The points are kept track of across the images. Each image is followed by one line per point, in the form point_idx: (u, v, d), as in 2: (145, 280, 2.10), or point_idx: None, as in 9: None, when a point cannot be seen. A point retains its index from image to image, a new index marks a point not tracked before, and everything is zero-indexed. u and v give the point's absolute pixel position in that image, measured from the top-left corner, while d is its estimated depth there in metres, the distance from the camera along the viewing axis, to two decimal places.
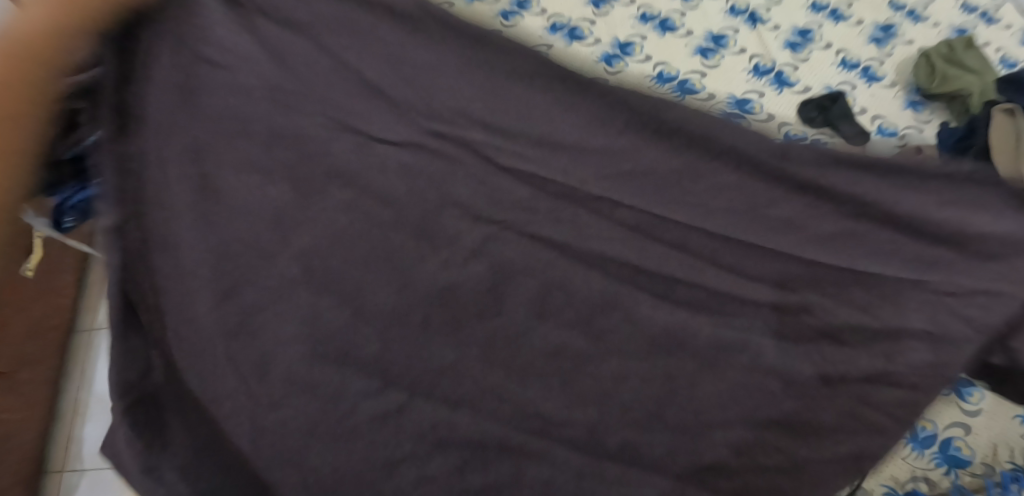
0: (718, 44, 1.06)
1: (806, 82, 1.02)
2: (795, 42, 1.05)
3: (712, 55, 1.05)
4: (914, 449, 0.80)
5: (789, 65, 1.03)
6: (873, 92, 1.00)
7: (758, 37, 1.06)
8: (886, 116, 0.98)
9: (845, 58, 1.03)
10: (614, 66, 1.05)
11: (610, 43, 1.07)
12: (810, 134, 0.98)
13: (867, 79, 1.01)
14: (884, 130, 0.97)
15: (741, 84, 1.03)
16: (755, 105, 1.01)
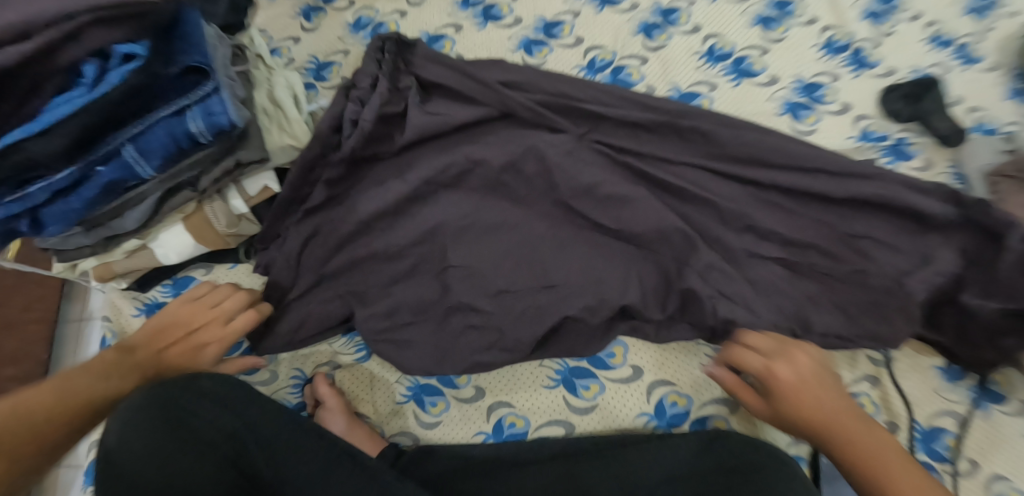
0: (783, 11, 0.87)
1: (889, 62, 0.84)
2: (876, 11, 0.87)
3: (775, 26, 0.87)
4: None
5: (870, 41, 0.85)
6: (972, 77, 0.83)
7: (831, 4, 0.87)
8: (986, 108, 0.81)
9: (937, 33, 0.85)
10: (655, 38, 0.86)
11: (650, 8, 0.88)
12: (892, 131, 0.81)
13: (963, 60, 0.83)
14: (982, 126, 0.80)
15: (811, 64, 0.85)
16: (826, 92, 0.83)
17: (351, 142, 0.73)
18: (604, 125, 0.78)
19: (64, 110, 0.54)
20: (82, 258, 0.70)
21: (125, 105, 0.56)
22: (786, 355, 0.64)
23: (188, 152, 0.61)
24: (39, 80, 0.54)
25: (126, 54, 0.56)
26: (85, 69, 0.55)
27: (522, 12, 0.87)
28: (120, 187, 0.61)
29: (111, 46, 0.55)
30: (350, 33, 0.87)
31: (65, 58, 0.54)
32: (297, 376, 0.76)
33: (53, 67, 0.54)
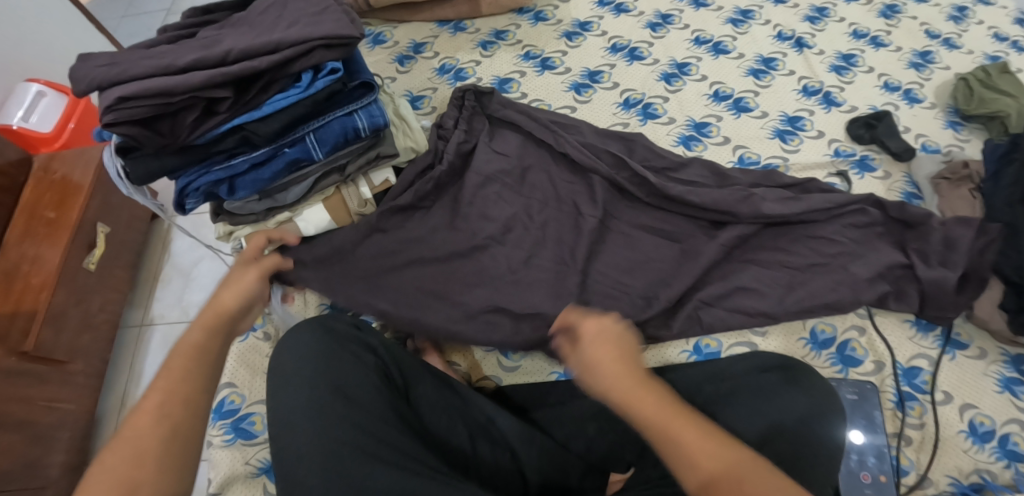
0: (768, 66, 1.14)
1: (852, 102, 1.10)
2: (839, 66, 1.14)
3: (764, 76, 1.13)
4: (974, 442, 0.84)
5: (836, 87, 1.11)
6: (915, 112, 1.09)
7: (805, 61, 1.15)
8: (928, 135, 1.07)
9: (887, 82, 1.12)
10: (673, 84, 1.12)
11: (668, 63, 1.14)
12: (858, 150, 1.06)
13: (909, 101, 1.10)
14: (927, 147, 1.05)
15: (792, 103, 1.10)
16: (806, 122, 1.08)
17: (442, 168, 0.95)
18: (629, 173, 0.97)
19: (282, 104, 0.74)
20: (242, 226, 0.86)
21: (322, 103, 0.77)
22: (601, 329, 0.62)
23: (350, 143, 0.82)
24: (271, 80, 0.73)
25: (331, 69, 0.76)
26: (302, 76, 0.74)
27: (570, 64, 1.14)
28: (297, 166, 0.80)
29: (324, 62, 0.75)
30: (437, 75, 1.12)
31: (294, 68, 0.72)
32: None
33: (285, 73, 0.72)
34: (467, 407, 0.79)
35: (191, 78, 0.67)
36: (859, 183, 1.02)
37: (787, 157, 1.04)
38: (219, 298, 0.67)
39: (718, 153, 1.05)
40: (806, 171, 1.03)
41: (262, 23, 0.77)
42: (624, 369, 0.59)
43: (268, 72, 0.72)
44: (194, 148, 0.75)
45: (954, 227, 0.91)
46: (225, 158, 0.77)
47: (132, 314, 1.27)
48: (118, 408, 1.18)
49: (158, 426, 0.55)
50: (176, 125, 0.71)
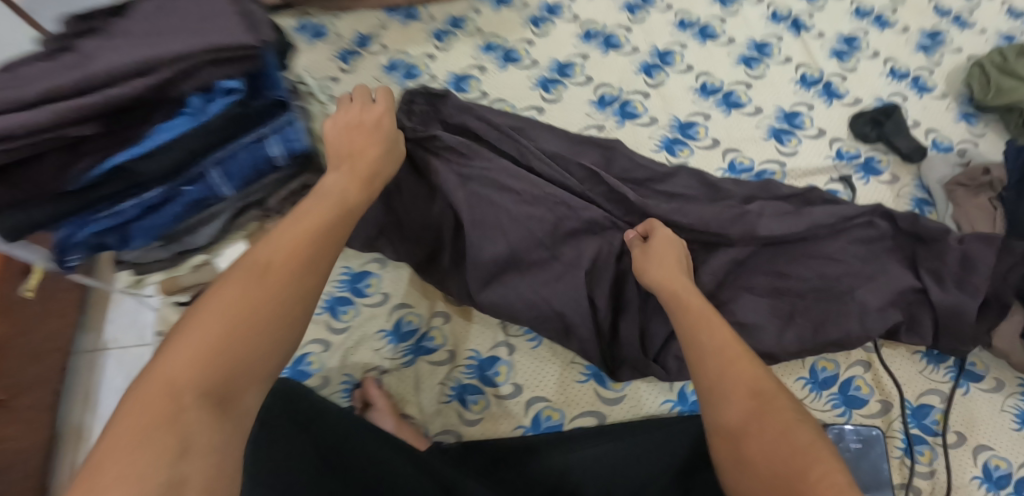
0: (762, 52, 1.01)
1: (856, 93, 0.97)
2: (841, 51, 1.01)
3: (756, 65, 1.00)
4: (990, 489, 0.75)
5: (837, 76, 0.99)
6: (925, 104, 0.96)
7: (802, 46, 1.02)
8: (939, 129, 0.95)
9: (894, 68, 0.99)
10: (655, 77, 0.98)
11: (648, 52, 1.01)
12: (863, 151, 0.94)
13: (918, 90, 0.98)
14: (938, 144, 0.93)
15: (790, 96, 0.97)
16: (805, 119, 0.96)
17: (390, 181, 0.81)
18: (605, 188, 0.83)
19: (169, 138, 0.60)
20: (152, 273, 0.75)
21: (222, 131, 0.64)
22: (659, 230, 0.77)
23: (264, 175, 0.71)
24: (151, 108, 0.60)
25: (227, 89, 0.62)
26: (190, 100, 0.61)
27: (537, 56, 1.00)
28: (204, 204, 0.69)
29: (216, 82, 0.61)
30: (385, 73, 0.97)
31: (176, 93, 0.59)
32: (344, 272, 0.85)
33: (166, 99, 0.59)
34: (430, 464, 0.70)
35: (40, 114, 0.53)
36: (864, 191, 0.90)
37: (784, 162, 0.92)
38: (345, 171, 0.65)
39: (706, 158, 0.92)
40: (805, 178, 0.91)
41: (144, 35, 0.62)
42: (674, 268, 0.72)
43: (144, 100, 0.58)
44: (70, 194, 0.60)
45: (974, 245, 0.79)
46: (109, 204, 0.63)
47: (82, 339, 1.08)
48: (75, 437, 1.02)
49: (246, 327, 0.47)
50: (37, 174, 0.57)
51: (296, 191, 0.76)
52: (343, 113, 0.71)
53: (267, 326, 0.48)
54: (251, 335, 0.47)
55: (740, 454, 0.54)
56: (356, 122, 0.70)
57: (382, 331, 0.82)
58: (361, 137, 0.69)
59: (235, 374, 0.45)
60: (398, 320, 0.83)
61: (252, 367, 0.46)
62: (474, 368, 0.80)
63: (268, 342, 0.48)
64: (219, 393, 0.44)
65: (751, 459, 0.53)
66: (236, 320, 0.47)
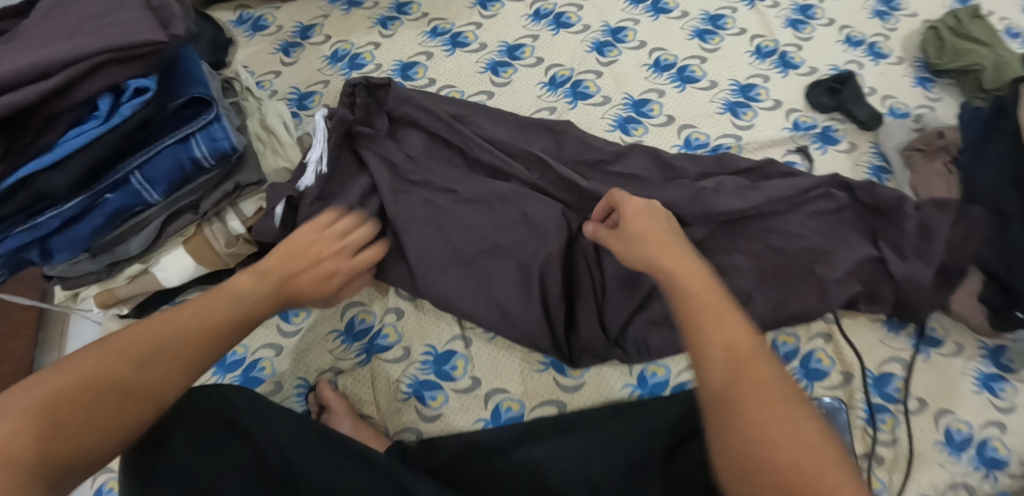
0: (716, 25, 0.99)
1: (812, 62, 0.96)
2: (795, 20, 1.00)
3: (711, 37, 0.98)
4: (951, 453, 0.75)
5: (792, 45, 0.97)
6: (881, 70, 0.95)
7: (757, 16, 1.00)
8: (896, 96, 0.94)
9: (850, 35, 0.98)
10: (607, 54, 0.96)
11: (600, 29, 0.98)
12: (819, 121, 0.92)
13: (874, 57, 0.97)
14: (895, 111, 0.92)
15: (745, 68, 0.96)
16: (760, 91, 0.94)
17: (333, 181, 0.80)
18: (555, 175, 0.83)
19: (77, 144, 0.59)
20: (84, 287, 0.75)
21: (136, 134, 0.62)
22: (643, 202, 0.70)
23: (191, 177, 0.69)
24: (52, 115, 0.58)
25: (137, 89, 0.61)
26: (98, 103, 0.60)
27: (486, 39, 0.97)
28: (128, 212, 0.68)
29: (124, 82, 0.60)
30: (329, 64, 0.95)
31: (79, 96, 0.58)
32: None
33: (69, 102, 0.58)
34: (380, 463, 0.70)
35: None
36: (821, 161, 0.89)
37: (740, 136, 0.90)
38: (268, 285, 0.63)
39: (661, 135, 0.91)
40: (762, 151, 0.90)
41: (47, 37, 0.59)
42: (657, 230, 0.65)
43: (46, 106, 0.58)
44: None
45: (929, 212, 0.78)
46: (27, 217, 0.63)
47: (45, 358, 1.03)
48: None
49: (126, 381, 0.48)
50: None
51: (230, 192, 0.74)
52: (312, 234, 0.71)
53: (153, 389, 0.49)
54: (127, 392, 0.47)
55: (748, 475, 0.42)
56: (307, 244, 0.70)
57: (336, 332, 0.83)
58: (307, 257, 0.68)
59: (78, 428, 0.45)
60: (351, 319, 0.83)
61: (109, 426, 0.46)
62: (429, 364, 0.80)
63: (151, 398, 0.48)
64: (63, 442, 0.44)
65: (759, 475, 0.41)
66: (124, 369, 0.48)
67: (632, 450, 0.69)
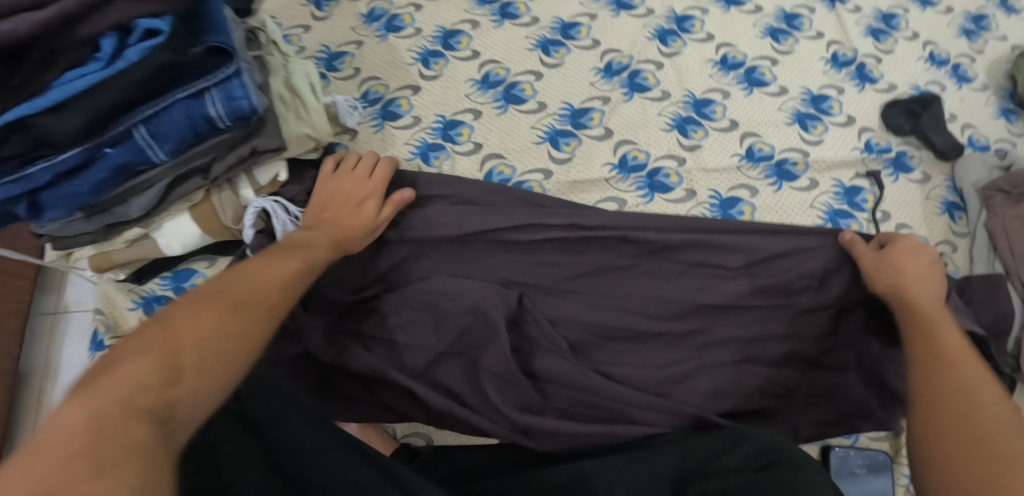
0: (791, 25, 0.90)
1: (890, 78, 0.88)
2: (877, 29, 0.91)
3: (784, 38, 0.89)
4: None
5: (872, 57, 0.88)
6: (963, 95, 0.87)
7: (836, 20, 0.91)
8: (977, 126, 0.85)
9: (934, 53, 0.90)
10: (670, 45, 0.87)
11: (665, 15, 0.89)
12: (894, 144, 0.84)
13: (957, 79, 0.88)
14: (975, 143, 0.84)
15: (818, 76, 0.87)
16: (833, 104, 0.86)
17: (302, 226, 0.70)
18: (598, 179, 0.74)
19: (77, 88, 0.50)
20: (79, 248, 0.66)
21: (147, 83, 0.52)
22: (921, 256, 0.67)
23: (206, 136, 0.59)
24: (52, 51, 0.49)
25: (148, 30, 0.51)
26: (102, 44, 0.51)
27: (538, 13, 0.88)
28: (131, 170, 0.58)
29: (133, 21, 0.50)
30: (363, 24, 0.87)
31: (81, 33, 0.49)
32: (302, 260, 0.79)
33: (68, 40, 0.49)
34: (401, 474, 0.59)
35: None
36: (891, 189, 0.82)
37: (807, 151, 0.82)
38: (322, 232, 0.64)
39: (721, 141, 0.82)
40: (829, 171, 0.82)
41: None
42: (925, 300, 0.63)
43: (42, 42, 0.48)
44: None
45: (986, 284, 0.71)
46: (18, 166, 0.54)
47: (42, 301, 1.00)
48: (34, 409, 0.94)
49: (226, 339, 0.44)
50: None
51: (246, 157, 0.65)
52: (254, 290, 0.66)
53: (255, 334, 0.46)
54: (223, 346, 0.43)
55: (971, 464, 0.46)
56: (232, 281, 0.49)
57: None
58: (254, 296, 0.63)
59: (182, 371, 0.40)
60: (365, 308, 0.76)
61: (219, 356, 0.42)
62: None
63: (231, 334, 0.44)
64: (155, 382, 0.38)
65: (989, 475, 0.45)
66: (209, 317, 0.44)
67: (673, 483, 0.60)
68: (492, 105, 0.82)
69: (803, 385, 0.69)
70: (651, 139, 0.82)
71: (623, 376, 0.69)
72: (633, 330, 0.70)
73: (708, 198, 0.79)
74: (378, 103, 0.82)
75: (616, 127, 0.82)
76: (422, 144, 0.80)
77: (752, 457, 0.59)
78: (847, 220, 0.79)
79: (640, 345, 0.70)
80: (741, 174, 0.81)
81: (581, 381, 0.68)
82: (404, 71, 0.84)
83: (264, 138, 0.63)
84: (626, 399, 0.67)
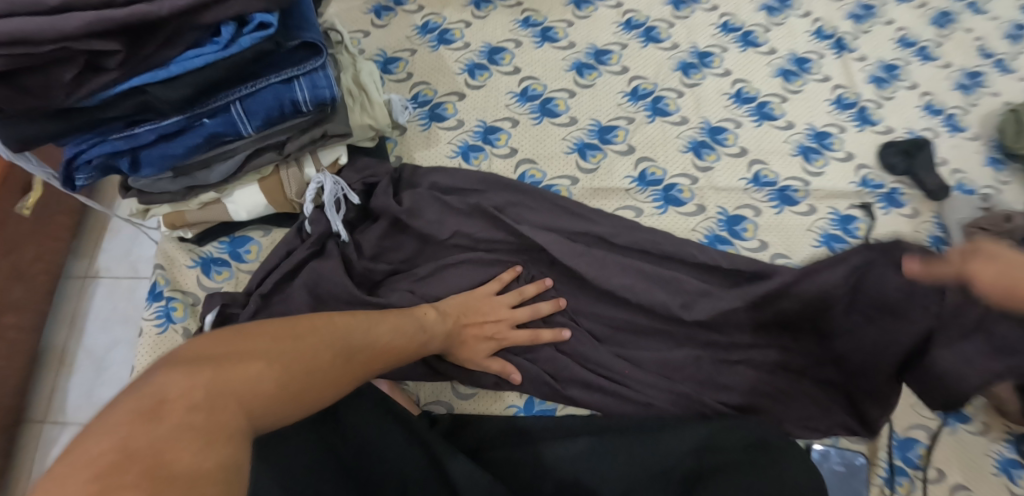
0: (801, 68, 1.00)
1: (889, 122, 0.97)
2: (880, 78, 1.00)
3: (795, 79, 0.99)
4: None
5: (873, 102, 0.98)
6: (955, 142, 0.96)
7: (843, 66, 1.01)
8: (966, 171, 0.94)
9: (930, 102, 0.99)
10: (691, 76, 0.97)
11: (688, 50, 0.99)
12: (888, 182, 0.93)
13: (950, 128, 0.97)
14: (962, 186, 0.93)
15: (823, 115, 0.97)
16: (835, 141, 0.95)
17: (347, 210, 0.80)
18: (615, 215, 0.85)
19: (192, 65, 0.59)
20: (158, 205, 0.75)
21: (246, 66, 0.63)
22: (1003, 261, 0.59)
23: (288, 118, 0.68)
24: (177, 32, 0.58)
25: (261, 23, 0.60)
26: (221, 30, 0.60)
27: (575, 38, 0.98)
28: (220, 140, 0.67)
29: (250, 14, 0.59)
30: (417, 34, 0.97)
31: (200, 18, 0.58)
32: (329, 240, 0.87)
33: (193, 24, 0.58)
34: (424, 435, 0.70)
35: (63, 23, 0.52)
36: (883, 221, 0.90)
37: (808, 181, 0.91)
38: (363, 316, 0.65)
39: (732, 165, 0.91)
40: (827, 200, 0.91)
41: None
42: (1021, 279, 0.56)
43: (172, 24, 0.57)
44: (80, 111, 0.61)
45: None
46: (126, 126, 0.64)
47: (74, 266, 1.37)
48: (58, 363, 1.30)
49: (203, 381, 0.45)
50: (48, 82, 0.57)
51: (316, 140, 0.74)
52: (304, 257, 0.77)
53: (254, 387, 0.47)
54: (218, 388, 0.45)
55: None
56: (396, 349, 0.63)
57: None
58: None
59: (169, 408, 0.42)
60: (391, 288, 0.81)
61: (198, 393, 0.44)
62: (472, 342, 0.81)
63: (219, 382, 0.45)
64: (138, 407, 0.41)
65: None
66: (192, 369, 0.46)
67: (664, 468, 0.68)
68: (529, 116, 0.91)
69: (793, 386, 0.75)
70: (668, 158, 0.91)
71: (630, 360, 0.77)
72: (639, 322, 0.79)
73: (716, 214, 0.88)
74: (427, 105, 0.92)
75: (638, 145, 0.91)
76: (464, 144, 0.89)
77: (738, 437, 0.67)
78: (841, 245, 0.87)
79: (645, 335, 0.79)
80: (747, 195, 0.90)
81: (590, 360, 0.78)
82: (451, 78, 0.94)
83: (335, 124, 0.73)
84: (629, 379, 0.76)
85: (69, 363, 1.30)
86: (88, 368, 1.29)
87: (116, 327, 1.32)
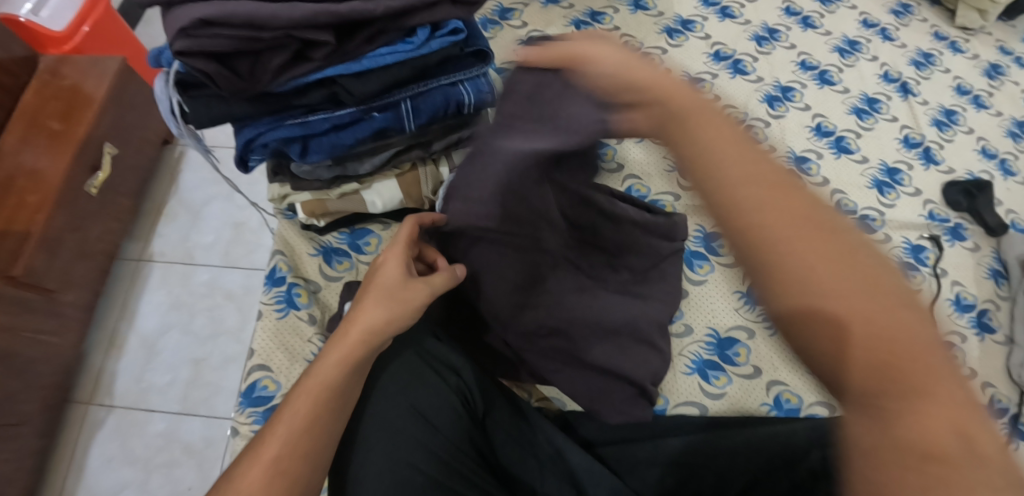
0: (872, 107, 1.08)
1: (950, 162, 1.05)
2: (940, 121, 1.09)
3: (867, 117, 1.07)
4: None
5: (936, 143, 1.06)
6: (1009, 186, 1.05)
7: (909, 109, 1.09)
8: (1019, 212, 1.03)
9: (985, 147, 1.08)
10: (776, 109, 1.04)
11: (772, 84, 1.06)
12: (952, 216, 1.01)
13: (1004, 172, 1.06)
14: (1016, 225, 1.01)
15: (892, 152, 1.05)
16: (904, 177, 1.03)
17: None
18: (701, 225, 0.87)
19: (386, 61, 0.66)
20: (302, 192, 0.80)
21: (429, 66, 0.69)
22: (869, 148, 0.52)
23: (448, 117, 0.74)
24: (381, 30, 0.64)
25: (451, 29, 0.68)
26: (417, 32, 0.66)
27: (670, 65, 1.05)
28: (384, 134, 0.72)
29: (447, 21, 0.67)
30: (524, 49, 1.03)
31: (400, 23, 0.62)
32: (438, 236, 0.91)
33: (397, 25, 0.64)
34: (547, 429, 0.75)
35: (290, 12, 0.59)
36: (949, 253, 0.98)
37: (884, 211, 0.99)
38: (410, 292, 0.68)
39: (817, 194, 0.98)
40: (900, 230, 0.98)
41: None
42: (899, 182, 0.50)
43: (379, 23, 0.63)
44: (273, 96, 0.67)
45: None
46: (304, 113, 0.69)
47: (130, 249, 1.31)
48: (106, 345, 1.22)
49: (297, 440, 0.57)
50: (257, 66, 0.62)
51: (460, 139, 0.80)
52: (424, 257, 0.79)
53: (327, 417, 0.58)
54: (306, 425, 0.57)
55: None
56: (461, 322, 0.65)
57: None
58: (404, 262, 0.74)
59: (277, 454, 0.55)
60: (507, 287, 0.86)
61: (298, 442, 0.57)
62: None
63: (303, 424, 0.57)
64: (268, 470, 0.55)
65: None
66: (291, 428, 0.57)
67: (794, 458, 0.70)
68: (632, 135, 0.97)
69: None
70: None
71: None
72: None
73: None
74: None
75: None
76: None
77: None
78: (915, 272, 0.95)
79: None
80: None
81: None
82: None
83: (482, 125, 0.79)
84: None
85: (119, 345, 1.22)
86: (138, 351, 1.22)
87: (175, 313, 1.26)
